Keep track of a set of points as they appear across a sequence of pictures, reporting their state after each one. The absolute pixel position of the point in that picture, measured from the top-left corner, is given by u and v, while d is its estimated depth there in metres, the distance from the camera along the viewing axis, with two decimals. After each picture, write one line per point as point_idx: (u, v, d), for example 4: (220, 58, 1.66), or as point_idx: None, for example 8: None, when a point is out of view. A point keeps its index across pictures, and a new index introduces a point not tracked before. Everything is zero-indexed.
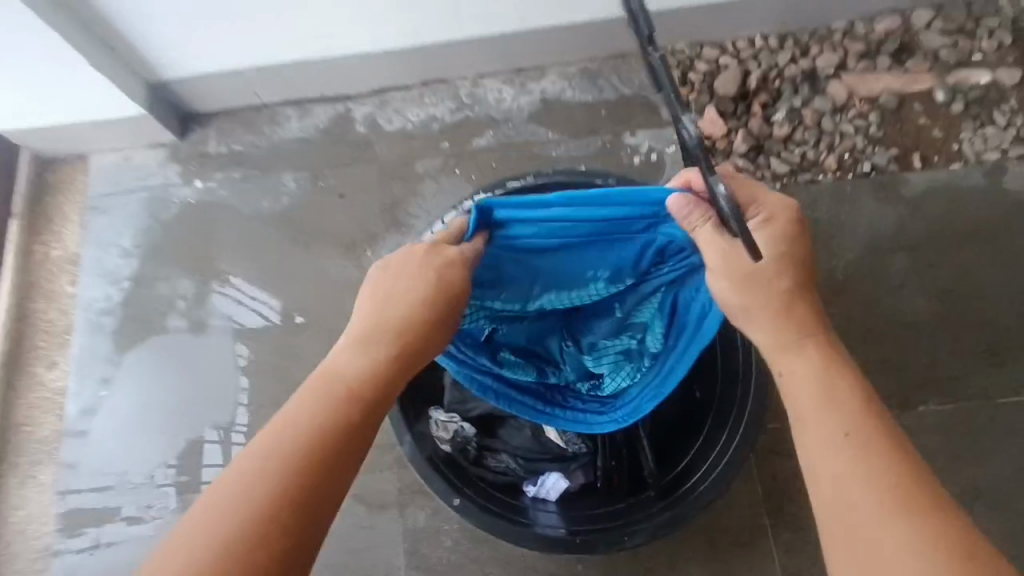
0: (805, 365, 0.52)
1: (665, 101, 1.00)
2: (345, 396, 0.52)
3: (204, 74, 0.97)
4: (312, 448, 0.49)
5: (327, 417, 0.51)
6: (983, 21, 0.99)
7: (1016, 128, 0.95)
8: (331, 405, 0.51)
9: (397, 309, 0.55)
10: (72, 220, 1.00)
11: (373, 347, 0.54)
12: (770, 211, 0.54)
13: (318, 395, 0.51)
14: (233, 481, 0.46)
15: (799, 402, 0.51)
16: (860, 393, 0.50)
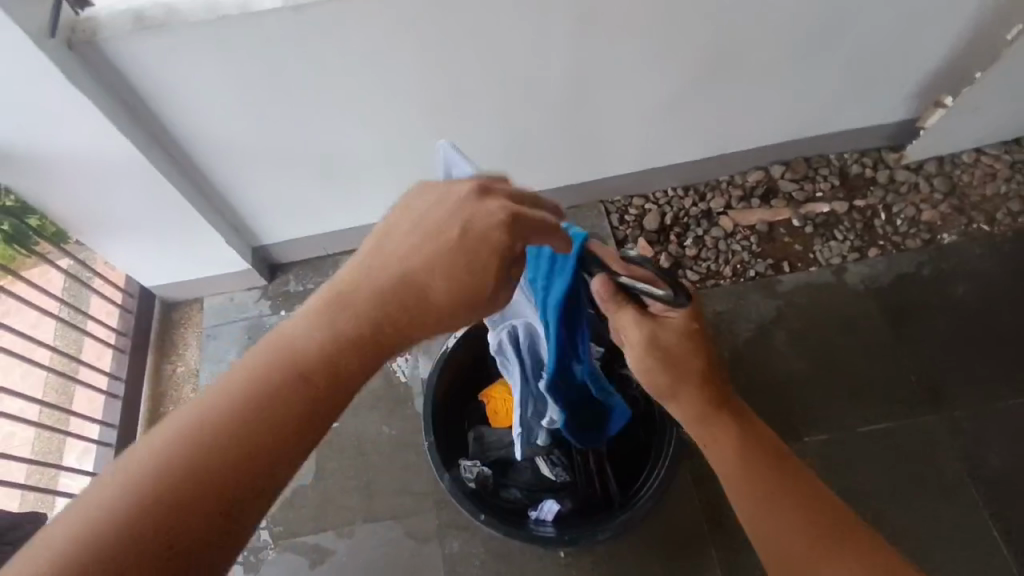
0: (723, 431, 0.77)
1: (610, 235, 1.42)
2: (325, 338, 0.48)
3: (287, 237, 1.39)
4: (268, 387, 0.45)
5: (309, 356, 0.47)
6: (820, 170, 1.45)
7: (850, 241, 1.38)
8: (320, 339, 0.48)
9: (416, 256, 0.54)
10: (192, 343, 1.39)
11: (379, 288, 0.51)
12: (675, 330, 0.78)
13: (296, 335, 0.48)
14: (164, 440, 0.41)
15: (723, 459, 0.76)
16: (750, 445, 0.76)
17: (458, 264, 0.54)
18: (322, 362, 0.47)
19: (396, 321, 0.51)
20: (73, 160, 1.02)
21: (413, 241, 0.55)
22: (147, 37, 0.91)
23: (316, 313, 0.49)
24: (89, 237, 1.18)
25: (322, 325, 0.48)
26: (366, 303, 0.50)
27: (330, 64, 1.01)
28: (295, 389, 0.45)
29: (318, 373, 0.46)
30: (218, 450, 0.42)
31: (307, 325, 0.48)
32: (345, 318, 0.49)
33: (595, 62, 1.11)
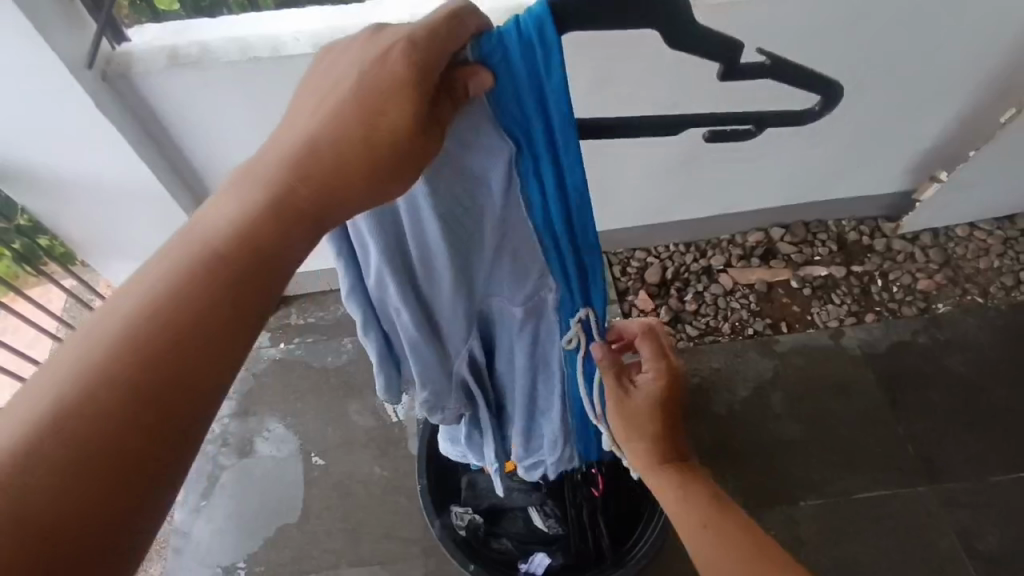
0: (666, 481, 0.74)
1: (611, 286, 1.44)
2: (153, 314, 0.40)
3: None
4: (142, 335, 0.39)
5: (217, 241, 0.43)
6: (819, 235, 1.48)
7: (847, 305, 1.40)
8: (230, 224, 0.44)
9: (231, 210, 0.45)
10: None
11: (214, 247, 0.43)
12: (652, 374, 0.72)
13: (117, 324, 0.39)
14: (61, 364, 0.38)
15: (670, 508, 0.73)
16: (697, 488, 0.73)
17: (311, 168, 0.46)
18: (164, 338, 0.40)
19: (252, 272, 0.44)
20: (92, 187, 1.04)
21: (219, 202, 0.46)
22: (176, 73, 0.94)
23: (130, 298, 0.40)
24: (97, 259, 1.19)
25: (146, 305, 0.40)
26: (204, 264, 0.42)
27: None
28: (135, 379, 0.38)
29: (156, 354, 0.39)
30: (120, 356, 0.38)
31: (126, 310, 0.40)
32: (177, 286, 0.41)
33: None
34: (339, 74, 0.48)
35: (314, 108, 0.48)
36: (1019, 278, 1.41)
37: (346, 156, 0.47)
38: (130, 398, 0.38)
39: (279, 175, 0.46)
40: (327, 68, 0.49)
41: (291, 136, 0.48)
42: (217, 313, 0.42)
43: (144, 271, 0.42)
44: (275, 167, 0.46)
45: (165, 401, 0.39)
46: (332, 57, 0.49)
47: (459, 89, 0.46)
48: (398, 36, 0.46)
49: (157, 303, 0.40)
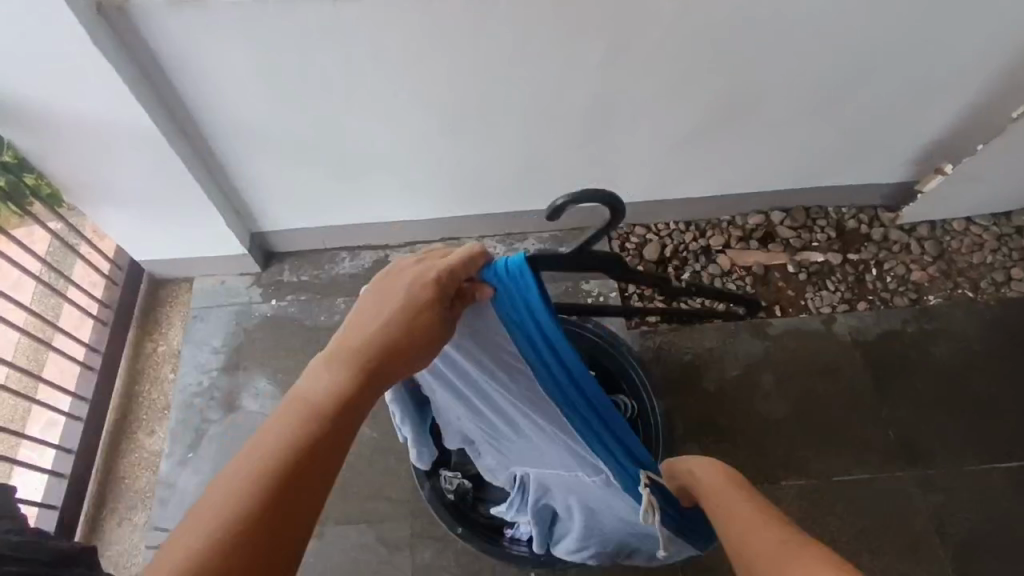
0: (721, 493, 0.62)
1: (610, 261, 1.43)
2: (260, 471, 0.44)
3: (287, 228, 1.37)
4: (262, 491, 0.44)
5: (318, 407, 0.49)
6: (818, 221, 1.48)
7: (841, 292, 1.41)
8: (329, 392, 0.50)
9: (323, 383, 0.51)
10: (176, 324, 1.36)
11: (312, 413, 0.48)
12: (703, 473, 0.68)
13: (239, 476, 0.44)
14: (193, 531, 0.42)
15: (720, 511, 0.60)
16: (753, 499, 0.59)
17: (378, 349, 0.53)
18: (276, 484, 0.44)
19: (345, 423, 0.49)
20: (86, 125, 1.00)
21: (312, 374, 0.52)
22: (179, 11, 0.90)
23: (251, 460, 0.45)
24: (85, 203, 1.15)
25: (258, 464, 0.45)
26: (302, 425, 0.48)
27: (360, 60, 1.01)
28: (261, 522, 0.43)
29: (273, 507, 0.43)
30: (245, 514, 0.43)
31: (236, 473, 0.44)
32: (283, 444, 0.46)
33: (622, 87, 1.12)
34: (392, 286, 0.56)
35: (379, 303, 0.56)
36: (1010, 274, 1.43)
37: (404, 338, 0.54)
38: (248, 543, 0.42)
39: (357, 355, 0.53)
40: (379, 282, 0.57)
41: (355, 333, 0.54)
42: (319, 462, 0.46)
43: (259, 437, 0.47)
44: (350, 353, 0.53)
45: (277, 537, 0.43)
46: (378, 281, 0.58)
47: (473, 294, 0.60)
48: (435, 262, 0.58)
49: (266, 461, 0.45)
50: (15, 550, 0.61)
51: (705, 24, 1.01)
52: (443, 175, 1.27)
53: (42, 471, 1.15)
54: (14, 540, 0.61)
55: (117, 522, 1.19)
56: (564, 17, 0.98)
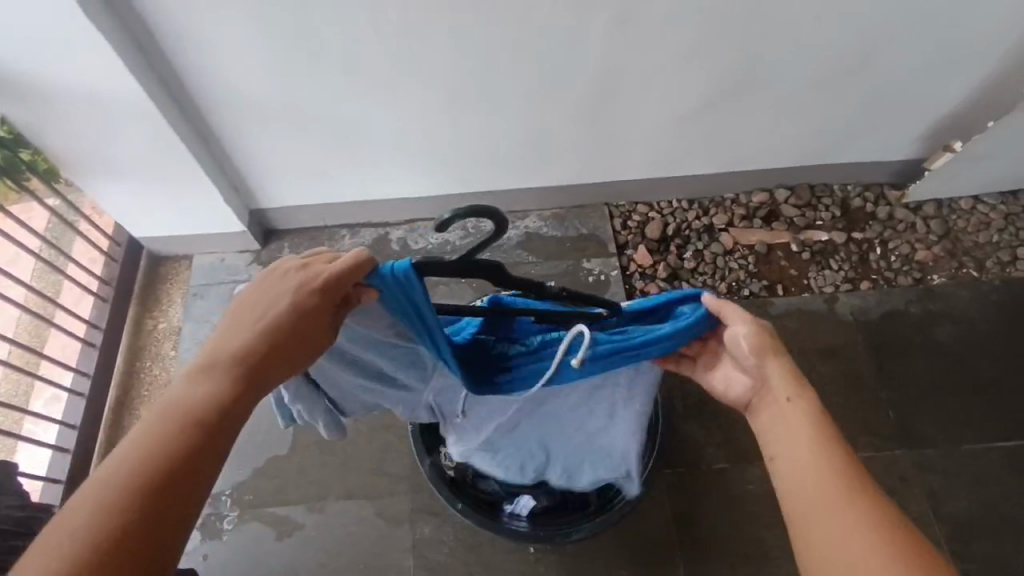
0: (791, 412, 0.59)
1: (611, 239, 1.41)
2: (115, 504, 0.42)
3: (286, 205, 1.36)
4: (127, 497, 0.42)
5: (192, 411, 0.47)
6: (822, 199, 1.47)
7: (844, 271, 1.40)
8: (202, 398, 0.48)
9: (186, 402, 0.47)
10: (176, 301, 1.36)
11: (174, 438, 0.45)
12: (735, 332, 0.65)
13: (105, 478, 0.43)
14: (59, 533, 0.40)
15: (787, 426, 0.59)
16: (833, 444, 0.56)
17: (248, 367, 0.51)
18: (130, 510, 0.42)
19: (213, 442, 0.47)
20: (78, 97, 0.98)
21: (186, 379, 0.49)
22: None
23: (116, 464, 0.43)
24: (81, 177, 1.14)
25: (108, 502, 0.42)
26: (163, 452, 0.44)
27: (357, 32, 0.99)
28: (124, 527, 0.41)
29: (141, 514, 0.42)
30: (110, 518, 0.41)
31: (98, 482, 0.42)
32: (143, 466, 0.43)
33: (624, 59, 1.09)
34: (271, 294, 0.54)
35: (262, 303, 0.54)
36: (1016, 254, 1.41)
37: (286, 346, 0.52)
38: (117, 547, 0.40)
39: (226, 373, 0.50)
40: (258, 287, 0.55)
41: (229, 339, 0.52)
42: (181, 489, 0.44)
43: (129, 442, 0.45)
44: (225, 362, 0.50)
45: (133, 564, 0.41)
46: (245, 295, 0.55)
47: (359, 298, 0.58)
48: (309, 270, 0.55)
49: (118, 485, 0.42)
50: (16, 523, 0.61)
51: None
52: (443, 150, 1.25)
53: (46, 445, 1.16)
54: (17, 515, 0.62)
55: None
56: None
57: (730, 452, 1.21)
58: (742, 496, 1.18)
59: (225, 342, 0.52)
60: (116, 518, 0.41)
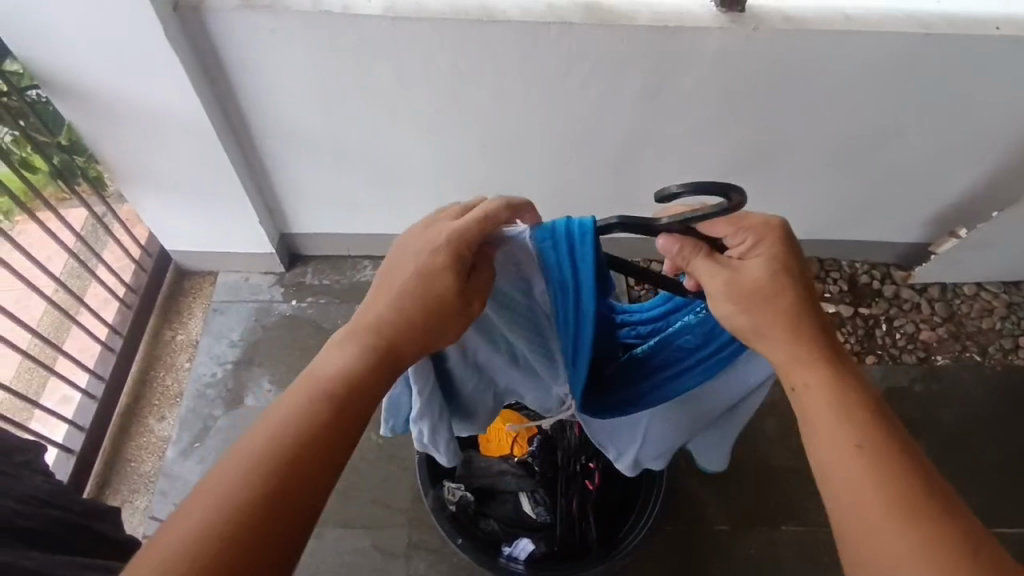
0: (813, 377, 0.59)
1: (625, 291, 1.45)
2: (271, 448, 0.51)
3: (315, 231, 1.41)
4: (284, 442, 0.52)
5: (335, 376, 0.57)
6: (831, 273, 1.52)
7: (850, 344, 1.43)
8: (342, 364, 0.57)
9: (336, 363, 0.57)
10: (198, 315, 1.39)
11: (323, 393, 0.55)
12: (756, 234, 0.62)
13: (267, 427, 0.53)
14: (230, 466, 0.50)
15: (811, 409, 0.58)
16: (857, 405, 0.57)
17: (386, 339, 0.59)
18: (286, 450, 0.51)
19: (347, 418, 0.55)
20: (141, 112, 1.05)
21: (328, 351, 0.59)
22: (244, 16, 0.96)
23: (277, 416, 0.54)
24: (129, 186, 1.19)
25: (262, 443, 0.52)
26: (310, 405, 0.54)
27: (408, 76, 1.06)
28: (279, 465, 0.51)
29: (292, 457, 0.51)
30: (270, 457, 0.51)
31: (262, 431, 0.53)
32: (296, 420, 0.53)
33: (654, 124, 1.16)
34: (401, 262, 0.61)
35: (396, 271, 0.61)
36: (1018, 342, 1.45)
37: (419, 307, 0.60)
38: (276, 482, 0.50)
39: (364, 349, 0.58)
40: (391, 260, 0.62)
41: (368, 312, 0.61)
42: (323, 438, 0.53)
43: (284, 401, 0.55)
44: (362, 334, 0.59)
45: (290, 495, 0.50)
46: (391, 257, 0.63)
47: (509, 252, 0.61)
48: (440, 228, 0.62)
49: (276, 434, 0.52)
50: (47, 497, 0.63)
51: (740, 71, 1.06)
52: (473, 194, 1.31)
53: (52, 444, 1.16)
54: (46, 489, 0.63)
55: (119, 502, 1.21)
56: (608, 51, 1.02)
57: (732, 514, 1.20)
58: (742, 559, 1.17)
59: (364, 315, 0.61)
60: (274, 456, 0.51)
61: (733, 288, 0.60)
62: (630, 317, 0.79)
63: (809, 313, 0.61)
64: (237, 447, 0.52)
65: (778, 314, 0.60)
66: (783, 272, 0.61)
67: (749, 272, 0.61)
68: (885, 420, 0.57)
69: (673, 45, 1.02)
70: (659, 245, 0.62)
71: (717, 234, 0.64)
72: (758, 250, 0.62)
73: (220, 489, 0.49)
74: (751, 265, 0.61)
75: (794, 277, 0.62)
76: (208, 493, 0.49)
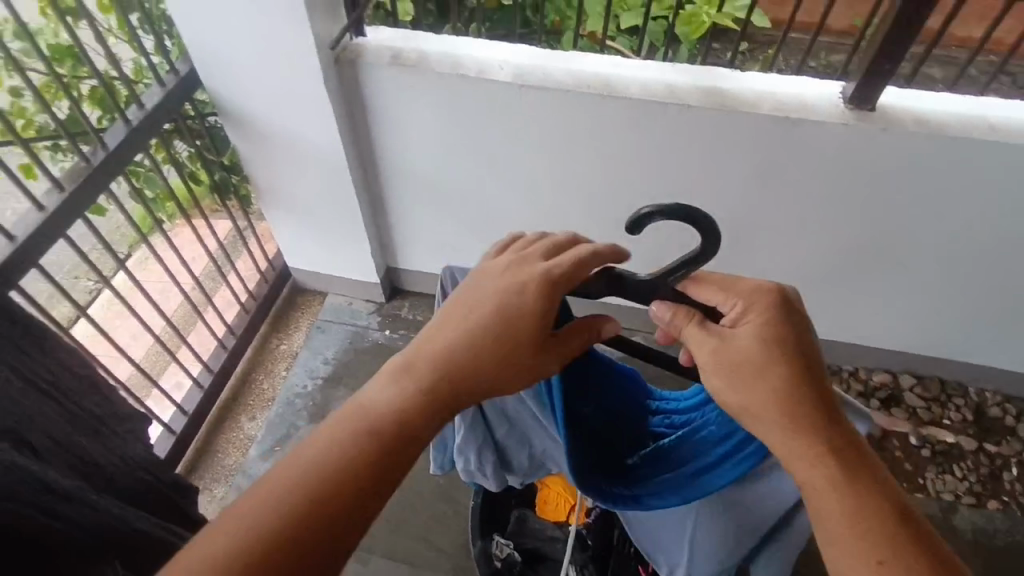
0: (824, 475, 0.52)
1: None
2: (314, 491, 0.49)
3: (419, 270, 1.49)
4: (327, 487, 0.49)
5: (391, 414, 0.54)
6: (954, 398, 1.36)
7: (969, 483, 1.25)
8: (399, 402, 0.55)
9: (392, 397, 0.55)
10: (302, 329, 1.52)
11: (372, 433, 0.53)
12: (749, 299, 0.57)
13: (311, 463, 0.50)
14: (269, 501, 0.48)
15: (824, 514, 0.51)
16: (880, 515, 0.50)
17: (448, 382, 0.56)
18: (330, 495, 0.49)
19: (398, 463, 0.53)
20: (290, 144, 1.19)
21: (383, 380, 0.56)
22: (390, 71, 1.09)
23: (320, 453, 0.51)
24: (269, 206, 1.35)
25: (304, 481, 0.49)
26: (361, 444, 0.52)
27: (524, 138, 1.13)
28: (320, 509, 0.48)
29: (334, 504, 0.49)
30: (312, 498, 0.49)
31: (306, 467, 0.50)
32: (343, 462, 0.51)
33: (762, 211, 1.14)
34: (473, 298, 0.58)
35: (465, 302, 0.59)
36: None
37: (484, 352, 0.56)
38: (316, 527, 0.48)
39: (426, 386, 0.56)
40: (462, 292, 0.60)
41: (430, 345, 0.57)
42: (369, 485, 0.51)
43: (330, 433, 0.53)
44: (423, 371, 0.56)
45: (329, 543, 0.48)
46: (462, 288, 0.60)
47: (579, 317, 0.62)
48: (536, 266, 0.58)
49: (319, 473, 0.50)
50: (141, 464, 0.70)
51: (861, 167, 1.02)
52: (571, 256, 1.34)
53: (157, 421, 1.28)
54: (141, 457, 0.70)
55: (200, 488, 1.30)
56: (721, 134, 1.03)
57: None
58: None
59: (424, 346, 0.58)
60: (318, 498, 0.49)
61: (720, 362, 0.56)
62: (666, 405, 0.76)
63: (819, 395, 0.54)
64: (277, 479, 0.49)
65: (773, 389, 0.53)
66: (778, 343, 0.55)
67: (744, 336, 0.56)
68: (912, 529, 0.50)
69: (791, 134, 1.01)
70: (652, 311, 0.59)
71: (710, 303, 0.59)
72: (748, 317, 0.56)
73: (255, 527, 0.47)
74: (745, 330, 0.56)
75: (792, 345, 0.55)
76: (240, 528, 0.47)
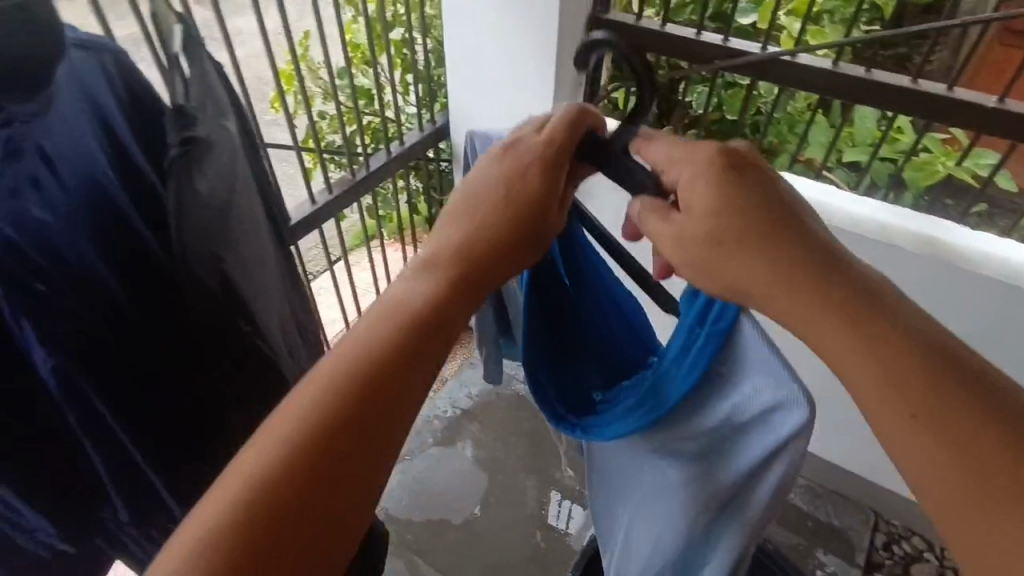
0: (859, 362, 0.47)
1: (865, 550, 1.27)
2: (342, 392, 0.46)
3: None
4: (353, 389, 0.46)
5: (416, 303, 0.52)
6: None
7: None
8: (426, 289, 0.53)
9: (417, 287, 0.53)
10: (457, 358, 1.59)
11: (398, 325, 0.50)
12: (677, 157, 0.57)
13: (329, 368, 0.47)
14: (293, 412, 0.45)
15: (867, 395, 0.46)
16: (921, 373, 0.45)
17: (474, 261, 0.56)
18: (357, 393, 0.46)
19: (430, 348, 0.50)
20: None
21: (408, 275, 0.54)
22: None
23: (341, 359, 0.47)
24: None
25: (328, 384, 0.46)
26: (382, 335, 0.49)
27: None
28: (349, 407, 0.45)
29: (361, 403, 0.46)
30: (340, 403, 0.45)
31: (328, 372, 0.47)
32: (366, 360, 0.47)
33: None
34: (486, 182, 0.59)
35: (480, 182, 0.59)
36: None
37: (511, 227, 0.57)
38: (345, 421, 0.45)
39: (453, 271, 0.55)
40: (472, 183, 0.60)
41: (454, 232, 0.57)
42: (397, 374, 0.48)
43: (351, 336, 0.49)
44: (448, 259, 0.55)
45: (365, 439, 0.45)
46: (467, 179, 0.60)
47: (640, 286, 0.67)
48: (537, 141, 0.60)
49: (344, 374, 0.46)
50: None
51: None
52: None
53: None
54: None
55: None
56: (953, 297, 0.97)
57: None
58: None
59: (448, 234, 0.57)
60: (344, 402, 0.45)
61: (691, 232, 0.55)
62: None
63: (789, 251, 0.51)
64: (301, 392, 0.46)
65: (762, 260, 0.51)
66: (720, 193, 0.53)
67: (692, 201, 0.55)
68: (971, 386, 0.45)
69: None
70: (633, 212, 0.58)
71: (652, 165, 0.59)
72: (690, 171, 0.55)
73: (283, 440, 0.43)
74: (687, 193, 0.55)
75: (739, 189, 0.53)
76: (266, 442, 0.43)
